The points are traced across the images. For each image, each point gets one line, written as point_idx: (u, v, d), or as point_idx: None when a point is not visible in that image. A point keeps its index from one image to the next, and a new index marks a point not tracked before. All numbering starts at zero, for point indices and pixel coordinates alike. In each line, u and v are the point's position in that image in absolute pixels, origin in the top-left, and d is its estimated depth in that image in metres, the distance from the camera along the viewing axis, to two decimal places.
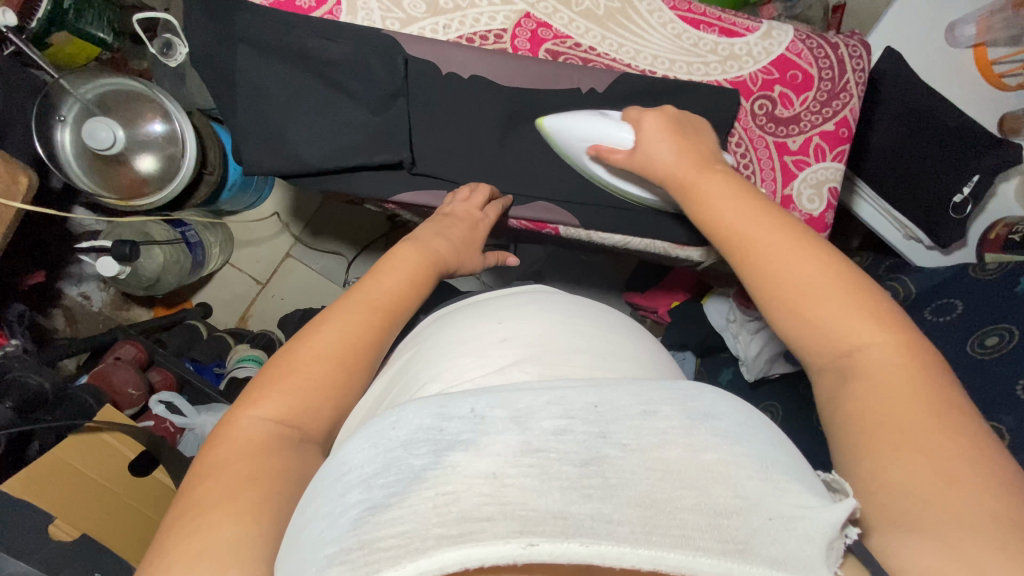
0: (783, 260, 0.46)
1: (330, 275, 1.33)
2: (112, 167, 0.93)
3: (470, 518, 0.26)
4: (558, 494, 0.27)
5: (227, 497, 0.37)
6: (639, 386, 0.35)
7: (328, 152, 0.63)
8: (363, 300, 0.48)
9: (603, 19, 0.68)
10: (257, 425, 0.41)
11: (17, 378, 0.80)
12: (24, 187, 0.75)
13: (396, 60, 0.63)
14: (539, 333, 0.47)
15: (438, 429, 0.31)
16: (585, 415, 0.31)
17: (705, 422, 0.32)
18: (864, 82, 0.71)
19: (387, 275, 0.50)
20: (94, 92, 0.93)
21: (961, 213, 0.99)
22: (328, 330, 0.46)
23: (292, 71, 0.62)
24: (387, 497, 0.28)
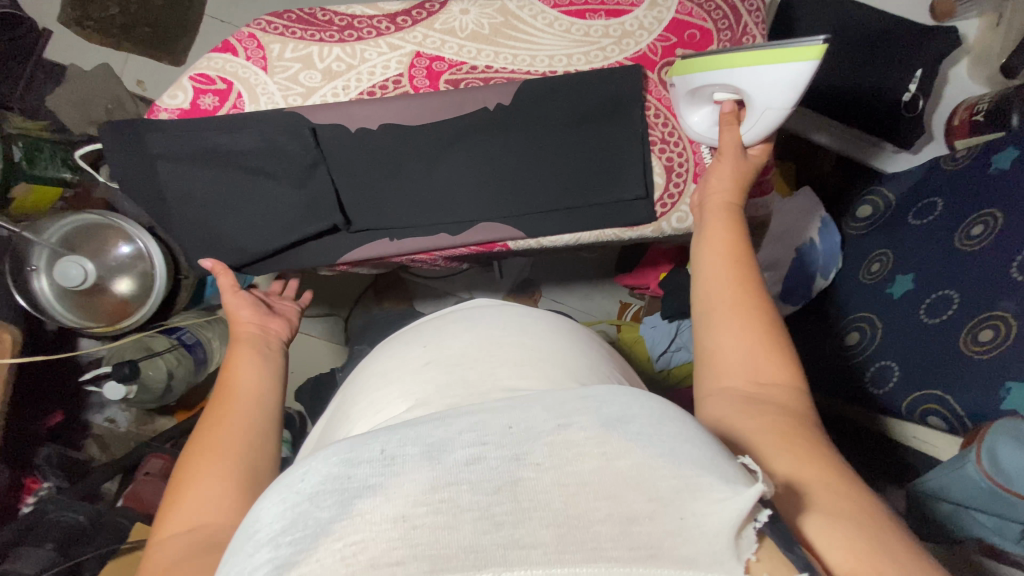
0: (740, 290, 0.52)
1: (331, 336, 1.41)
2: (93, 298, 0.97)
3: (378, 565, 0.27)
4: (469, 529, 0.28)
5: None
6: (556, 400, 0.35)
7: (263, 232, 0.67)
8: (223, 401, 0.55)
9: (490, 36, 0.69)
10: (185, 541, 0.44)
11: (53, 521, 0.85)
12: (9, 343, 0.78)
13: (307, 132, 0.65)
14: (462, 354, 0.49)
15: (345, 477, 0.31)
16: (499, 439, 0.32)
17: (617, 427, 0.33)
18: (762, 19, 0.72)
19: (241, 372, 0.58)
20: (57, 235, 0.96)
21: (914, 109, 0.97)
22: (212, 436, 0.51)
23: (212, 169, 0.65)
24: (295, 553, 0.28)
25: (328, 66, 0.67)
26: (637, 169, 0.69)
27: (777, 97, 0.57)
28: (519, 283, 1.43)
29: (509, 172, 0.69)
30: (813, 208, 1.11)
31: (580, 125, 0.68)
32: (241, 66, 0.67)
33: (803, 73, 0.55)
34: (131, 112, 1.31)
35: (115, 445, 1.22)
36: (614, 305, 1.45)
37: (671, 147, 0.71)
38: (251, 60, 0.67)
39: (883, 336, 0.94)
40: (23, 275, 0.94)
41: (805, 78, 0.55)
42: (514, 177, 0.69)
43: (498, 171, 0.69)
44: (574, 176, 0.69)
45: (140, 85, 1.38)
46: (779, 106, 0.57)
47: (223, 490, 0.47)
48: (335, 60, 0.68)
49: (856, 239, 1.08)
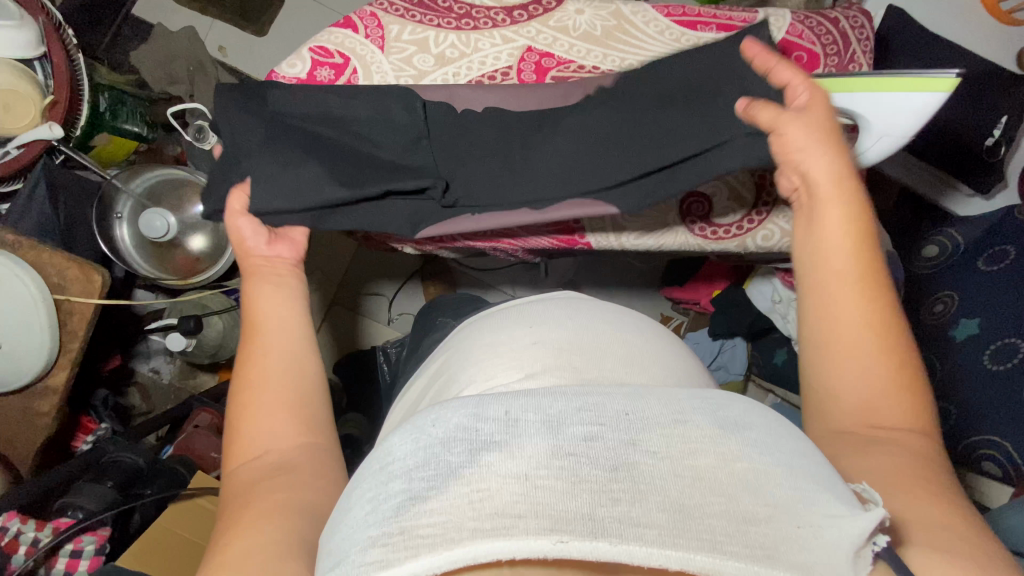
0: (861, 318, 0.50)
1: (374, 314, 1.43)
2: (166, 250, 1.00)
3: (503, 515, 0.28)
4: (585, 498, 0.29)
5: (253, 528, 0.42)
6: (667, 397, 0.36)
7: (351, 187, 0.63)
8: (252, 333, 0.55)
9: (602, 38, 0.71)
10: (255, 466, 0.48)
11: (113, 461, 0.85)
12: (98, 285, 0.81)
13: (421, 102, 0.64)
14: (568, 339, 0.50)
15: (474, 429, 0.33)
16: (615, 422, 0.33)
17: (736, 432, 0.33)
18: (870, 49, 0.74)
19: (271, 301, 0.57)
20: (143, 186, 1.00)
21: (994, 156, 0.97)
22: (248, 369, 0.53)
23: (320, 121, 0.64)
24: (426, 488, 0.30)
25: (443, 52, 0.69)
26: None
27: (900, 124, 0.57)
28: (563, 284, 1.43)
29: (612, 148, 0.62)
30: None
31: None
32: (359, 43, 0.69)
33: (932, 104, 0.55)
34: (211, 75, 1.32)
35: (157, 395, 1.26)
36: (655, 316, 1.45)
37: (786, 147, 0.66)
38: (370, 39, 0.69)
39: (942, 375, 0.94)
40: (106, 220, 0.98)
41: (932, 109, 0.55)
42: (630, 151, 0.61)
43: (610, 146, 0.62)
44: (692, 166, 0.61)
45: (222, 50, 1.41)
46: (899, 134, 0.58)
47: (277, 420, 0.50)
48: (450, 46, 0.69)
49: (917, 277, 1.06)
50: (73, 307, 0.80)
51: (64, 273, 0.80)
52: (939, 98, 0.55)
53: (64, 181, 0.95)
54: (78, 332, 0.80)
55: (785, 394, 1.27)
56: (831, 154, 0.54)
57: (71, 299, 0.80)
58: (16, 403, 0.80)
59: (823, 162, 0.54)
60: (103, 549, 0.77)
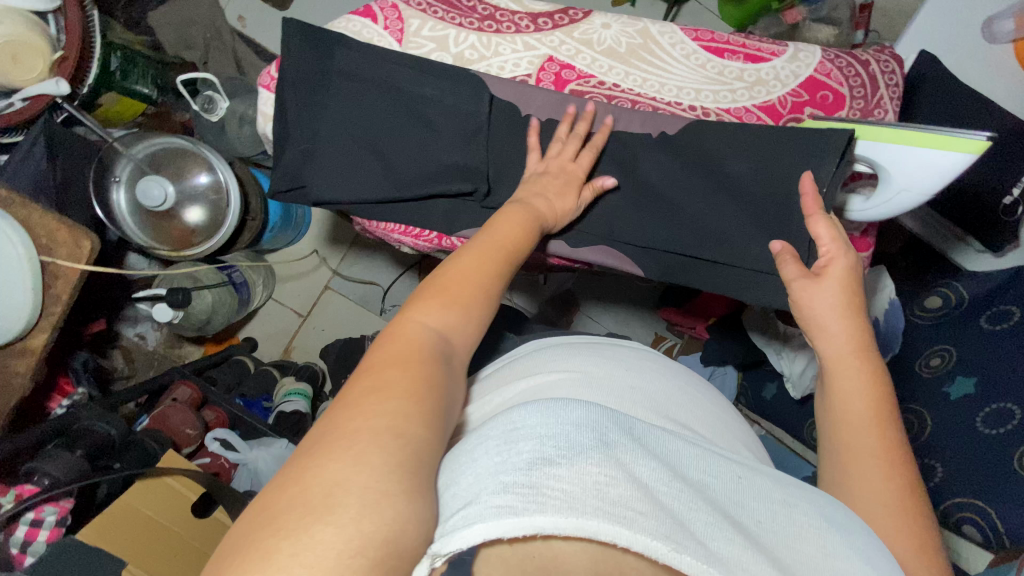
0: (873, 466, 0.47)
1: (366, 303, 1.40)
2: (163, 220, 0.99)
3: (621, 505, 0.31)
4: (701, 523, 0.32)
5: (399, 398, 0.36)
6: (779, 479, 0.40)
7: (403, 176, 0.65)
8: (486, 236, 0.50)
9: (626, 56, 0.69)
10: (426, 338, 0.41)
11: (86, 430, 0.83)
12: (87, 251, 0.79)
13: (483, 96, 0.64)
14: (663, 393, 0.52)
15: (606, 425, 0.36)
16: (728, 479, 0.37)
17: (839, 531, 0.36)
18: (898, 96, 0.72)
19: (501, 217, 0.53)
20: (145, 152, 0.99)
21: (1013, 216, 0.94)
22: (466, 264, 0.47)
23: (384, 101, 0.64)
24: (559, 455, 0.33)
25: (461, 52, 0.67)
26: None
27: (919, 182, 0.56)
28: (560, 294, 1.42)
29: (648, 189, 0.64)
30: (881, 283, 1.04)
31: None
32: (377, 34, 0.67)
33: (955, 165, 0.53)
34: (228, 46, 1.31)
35: (140, 361, 1.26)
36: (649, 336, 1.44)
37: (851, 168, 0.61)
38: (388, 31, 0.67)
39: (931, 432, 0.93)
40: (104, 183, 0.96)
41: (954, 171, 0.54)
42: (666, 194, 0.64)
43: (640, 170, 0.64)
44: (736, 219, 0.62)
45: (241, 21, 1.39)
46: (918, 191, 0.56)
47: (463, 319, 0.44)
48: (470, 47, 0.68)
49: (918, 326, 1.04)
50: (59, 270, 0.79)
51: (53, 236, 0.79)
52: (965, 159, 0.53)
53: (65, 141, 0.92)
54: (63, 296, 0.79)
55: (770, 428, 1.26)
56: (847, 323, 0.52)
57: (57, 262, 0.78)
58: None
59: (842, 325, 0.52)
60: (64, 520, 0.75)
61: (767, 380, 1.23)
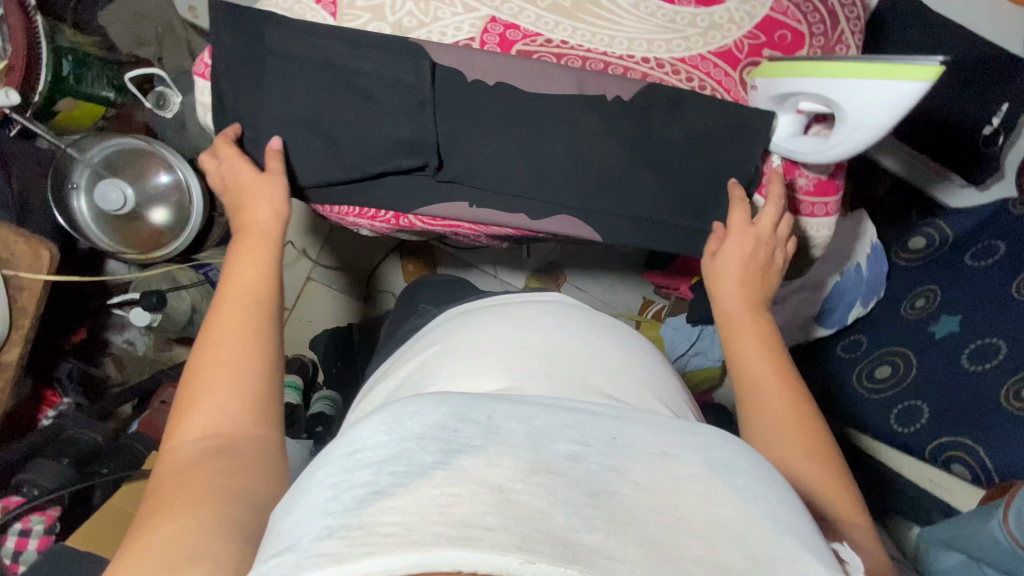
0: (775, 401, 0.53)
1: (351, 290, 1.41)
2: (128, 224, 0.97)
3: (470, 525, 0.28)
4: (562, 517, 0.30)
5: (183, 506, 0.41)
6: (663, 426, 0.38)
7: (351, 159, 0.64)
8: (234, 303, 0.54)
9: (572, 10, 0.66)
10: (197, 442, 0.46)
11: (70, 439, 0.85)
12: (47, 260, 0.78)
13: (424, 65, 0.62)
14: (557, 352, 0.53)
15: (452, 429, 0.34)
16: (601, 444, 0.35)
17: (727, 476, 0.35)
18: (859, 29, 0.69)
19: (249, 268, 0.57)
20: (100, 156, 0.95)
21: (992, 147, 0.91)
22: (211, 347, 0.51)
23: (321, 81, 0.62)
24: (394, 485, 0.31)
25: (399, 21, 0.65)
26: (747, 164, 0.66)
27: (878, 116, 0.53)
28: (544, 266, 1.41)
29: (593, 155, 0.65)
30: (863, 228, 1.04)
31: (673, 121, 0.65)
32: (310, 9, 0.64)
33: (911, 95, 0.51)
34: (182, 37, 1.30)
35: (132, 366, 1.23)
36: (637, 300, 1.43)
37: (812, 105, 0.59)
38: (322, 4, 0.64)
39: (917, 374, 0.92)
40: (63, 191, 0.94)
41: (910, 101, 0.51)
42: None
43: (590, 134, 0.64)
44: None
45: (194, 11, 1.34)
46: (875, 127, 0.54)
47: (229, 398, 0.49)
48: (408, 15, 0.65)
49: (902, 269, 1.03)
50: (22, 282, 0.78)
51: (12, 248, 0.78)
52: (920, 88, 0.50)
53: (17, 152, 0.92)
54: (29, 308, 0.78)
55: None
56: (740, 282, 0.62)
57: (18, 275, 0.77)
58: None
59: (730, 294, 0.61)
60: (54, 528, 0.76)
61: None
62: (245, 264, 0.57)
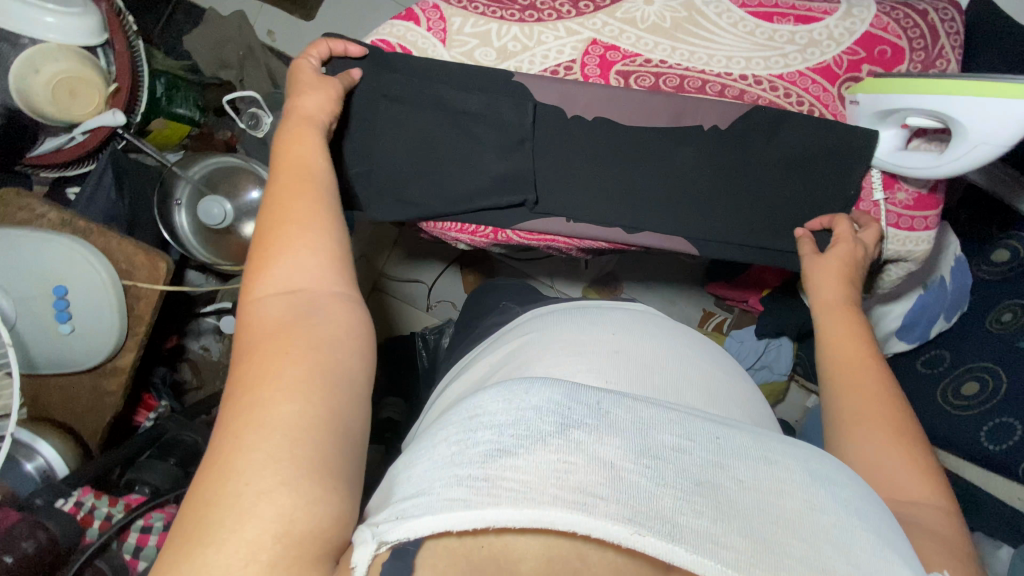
0: (870, 402, 0.49)
1: (414, 301, 1.45)
2: (221, 237, 1.02)
3: (584, 492, 0.30)
4: (671, 500, 0.30)
5: (277, 373, 0.37)
6: (758, 436, 0.37)
7: (457, 187, 0.68)
8: (295, 172, 0.49)
9: (670, 30, 0.67)
10: (281, 300, 0.41)
11: (175, 440, 0.89)
12: (164, 271, 0.83)
13: (527, 103, 0.65)
14: (649, 359, 0.50)
15: (567, 410, 0.34)
16: (705, 441, 0.34)
17: (826, 485, 0.34)
18: (960, 45, 0.68)
19: (302, 143, 0.51)
20: (201, 173, 1.02)
21: None
22: (279, 210, 0.46)
23: (432, 111, 0.66)
24: (515, 444, 0.32)
25: (504, 45, 0.68)
26: (845, 186, 0.67)
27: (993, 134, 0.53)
28: (602, 277, 1.42)
29: (687, 180, 0.67)
30: (947, 241, 0.99)
31: (771, 145, 0.66)
32: (421, 36, 0.68)
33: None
34: (261, 62, 1.33)
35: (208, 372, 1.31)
36: (696, 312, 1.42)
37: (922, 120, 0.59)
38: (432, 32, 0.68)
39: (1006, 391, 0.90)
40: (167, 207, 1.00)
41: None
42: None
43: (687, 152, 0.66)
44: None
45: (271, 36, 1.42)
46: (995, 144, 0.53)
47: (310, 260, 0.44)
48: (512, 39, 0.68)
49: (987, 283, 1.00)
50: (142, 292, 0.83)
51: (132, 260, 0.83)
52: None
53: (129, 168, 0.99)
54: (146, 316, 0.84)
55: None
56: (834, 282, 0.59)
57: (141, 285, 0.83)
58: (85, 382, 0.85)
59: (834, 292, 0.58)
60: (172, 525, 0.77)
61: None
62: (295, 145, 0.51)
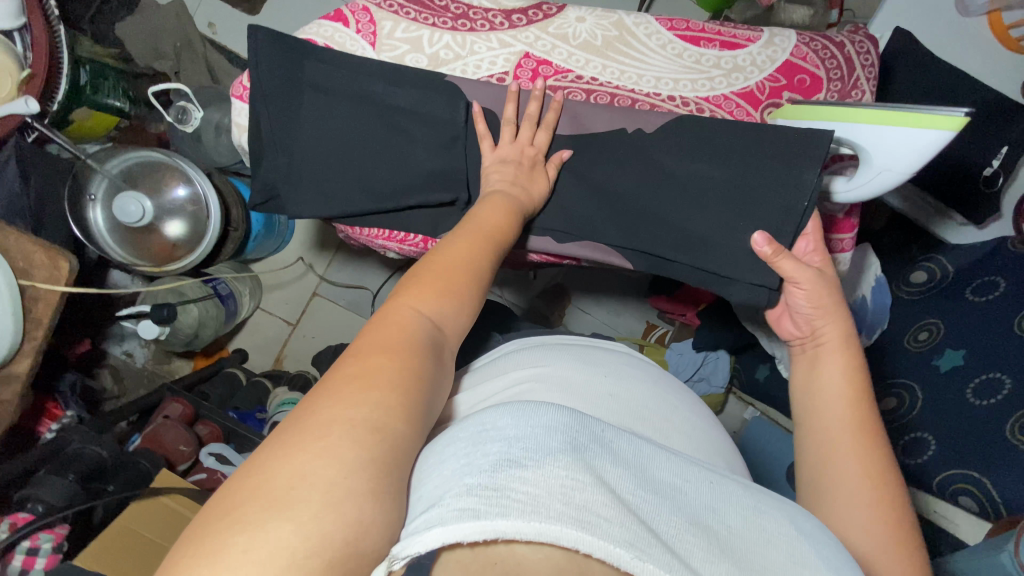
0: (853, 444, 0.53)
1: (356, 308, 1.40)
2: (142, 235, 0.97)
3: (589, 510, 0.31)
4: (671, 533, 0.33)
5: (372, 379, 0.37)
6: (745, 486, 0.41)
7: (384, 192, 0.66)
8: (480, 229, 0.52)
9: (602, 48, 0.68)
10: (416, 322, 0.42)
11: (76, 453, 0.81)
12: (65, 272, 0.78)
13: (458, 109, 0.64)
14: (639, 402, 0.54)
15: (576, 429, 0.36)
16: (699, 486, 0.38)
17: (801, 533, 0.37)
18: (874, 76, 0.72)
19: (491, 211, 0.55)
20: (120, 167, 0.97)
21: (993, 186, 0.95)
22: (461, 252, 0.48)
23: (358, 113, 0.64)
24: (525, 457, 0.33)
25: (436, 52, 0.67)
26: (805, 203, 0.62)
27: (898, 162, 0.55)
28: (550, 288, 1.41)
29: None
30: (868, 262, 1.02)
31: None
32: (350, 38, 0.66)
33: (938, 142, 0.52)
34: (199, 54, 1.28)
35: (129, 378, 1.25)
36: (639, 325, 1.45)
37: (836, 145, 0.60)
38: (361, 34, 0.66)
39: (922, 406, 0.95)
40: (81, 203, 0.95)
41: (934, 147, 0.52)
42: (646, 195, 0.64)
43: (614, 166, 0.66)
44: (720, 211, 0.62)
45: (211, 28, 1.36)
46: (900, 170, 0.55)
47: (456, 304, 0.45)
48: (444, 47, 0.67)
49: (904, 303, 1.05)
50: (39, 293, 0.77)
51: (31, 259, 0.77)
52: (943, 136, 0.51)
53: (37, 159, 0.90)
54: (44, 320, 0.77)
55: (763, 409, 1.30)
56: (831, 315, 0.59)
57: (37, 286, 0.76)
58: None
59: (832, 329, 0.59)
60: (62, 546, 0.73)
61: (758, 362, 1.23)
62: (489, 210, 0.55)
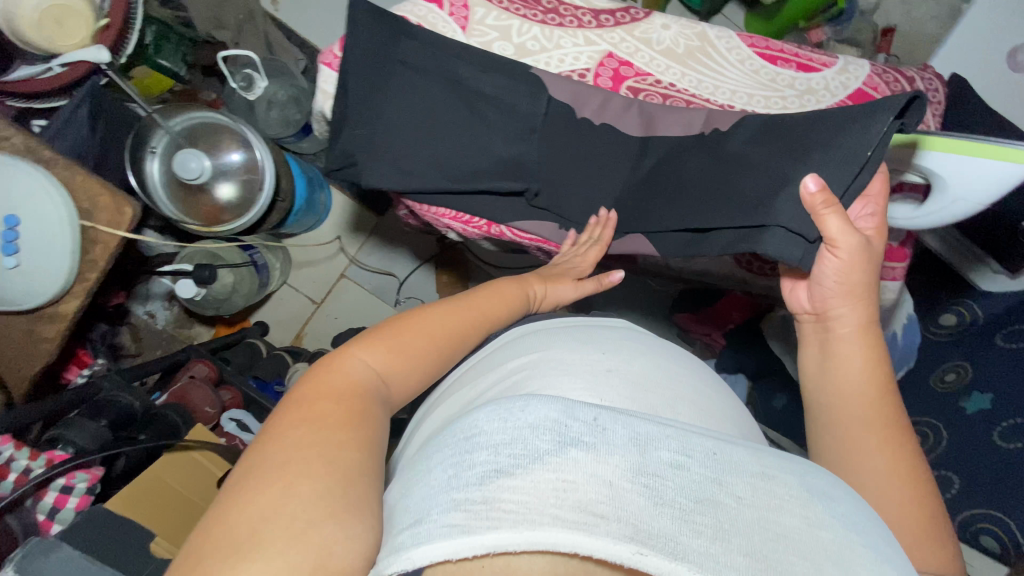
0: (868, 405, 0.57)
1: (381, 293, 1.41)
2: (194, 194, 0.98)
3: (586, 511, 0.29)
4: (670, 521, 0.28)
5: (316, 420, 0.39)
6: (758, 450, 0.36)
7: (457, 172, 0.67)
8: (450, 300, 0.56)
9: (682, 57, 0.71)
10: (361, 373, 0.45)
11: (109, 399, 0.82)
12: (128, 217, 0.78)
13: (541, 99, 0.65)
14: (645, 376, 0.51)
15: (563, 424, 0.32)
16: (704, 457, 0.32)
17: (821, 500, 0.33)
18: (939, 113, 0.74)
19: (490, 297, 0.59)
20: (183, 125, 0.99)
21: None
22: (419, 315, 0.52)
23: (444, 92, 0.65)
24: (512, 465, 0.30)
25: (524, 43, 0.69)
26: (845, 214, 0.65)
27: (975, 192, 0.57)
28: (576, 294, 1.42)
29: None
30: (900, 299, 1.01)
31: None
32: (442, 20, 0.68)
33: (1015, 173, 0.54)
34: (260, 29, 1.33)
35: (149, 337, 1.26)
36: None
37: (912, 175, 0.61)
38: (454, 17, 0.68)
39: (947, 445, 0.95)
40: (140, 154, 0.96)
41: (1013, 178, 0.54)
42: None
43: None
44: None
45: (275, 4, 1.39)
46: (976, 200, 0.58)
47: (403, 360, 0.48)
48: (532, 39, 0.69)
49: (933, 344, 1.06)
50: (99, 236, 0.77)
51: (95, 201, 0.77)
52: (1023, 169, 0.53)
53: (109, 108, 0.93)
54: (99, 263, 0.78)
55: None
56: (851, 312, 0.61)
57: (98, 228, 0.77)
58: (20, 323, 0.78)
59: (849, 313, 0.60)
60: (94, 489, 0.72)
61: (780, 391, 1.21)
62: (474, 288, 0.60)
